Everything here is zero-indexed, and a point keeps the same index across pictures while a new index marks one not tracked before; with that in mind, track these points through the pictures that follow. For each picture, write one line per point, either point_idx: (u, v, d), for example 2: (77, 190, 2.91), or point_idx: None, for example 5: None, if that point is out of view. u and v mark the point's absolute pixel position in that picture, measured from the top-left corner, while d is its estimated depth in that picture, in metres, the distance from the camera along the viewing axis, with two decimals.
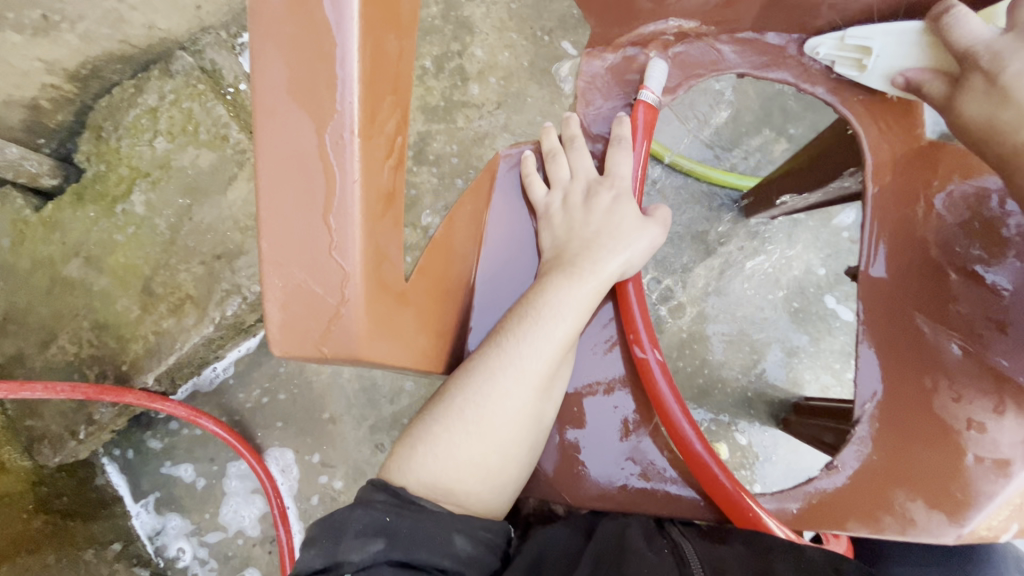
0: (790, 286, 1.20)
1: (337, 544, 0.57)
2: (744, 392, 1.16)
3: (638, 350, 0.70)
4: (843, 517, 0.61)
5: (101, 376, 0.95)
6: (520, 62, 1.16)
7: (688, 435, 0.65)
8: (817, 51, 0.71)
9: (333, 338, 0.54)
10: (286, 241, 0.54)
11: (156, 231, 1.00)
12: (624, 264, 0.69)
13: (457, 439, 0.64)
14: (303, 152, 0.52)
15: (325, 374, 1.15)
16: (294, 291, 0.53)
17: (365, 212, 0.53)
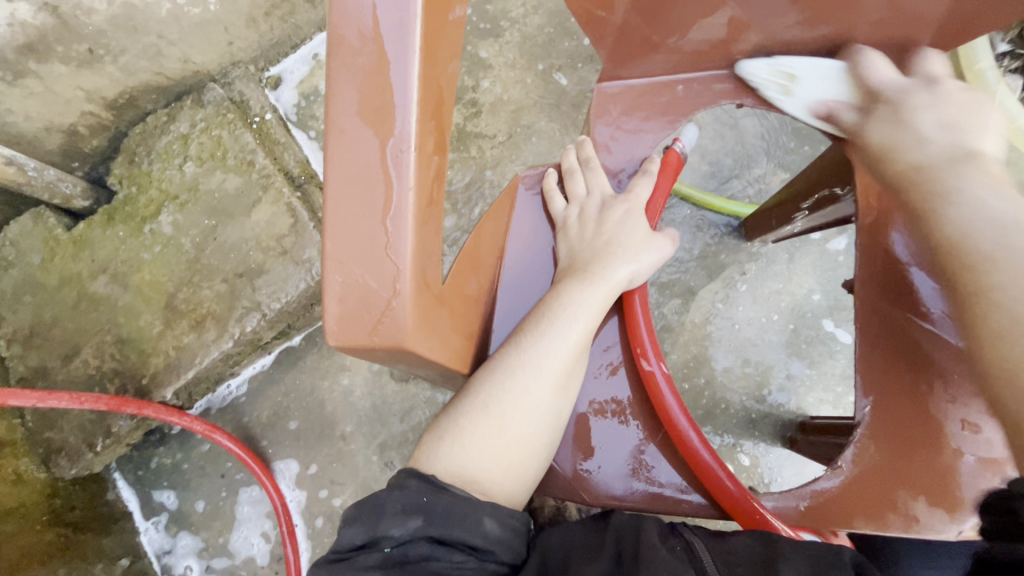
0: (791, 308, 1.05)
1: (379, 521, 0.49)
2: (746, 412, 1.02)
3: (643, 363, 0.58)
4: (851, 516, 0.54)
5: (123, 390, 0.99)
6: (531, 96, 1.16)
7: (693, 443, 0.55)
8: (750, 76, 0.66)
9: (383, 326, 0.38)
10: (341, 242, 0.38)
11: (183, 249, 1.02)
12: (630, 273, 0.57)
13: (483, 434, 0.54)
14: (360, 156, 0.38)
15: (338, 389, 1.10)
16: (348, 290, 0.38)
17: (418, 216, 0.38)
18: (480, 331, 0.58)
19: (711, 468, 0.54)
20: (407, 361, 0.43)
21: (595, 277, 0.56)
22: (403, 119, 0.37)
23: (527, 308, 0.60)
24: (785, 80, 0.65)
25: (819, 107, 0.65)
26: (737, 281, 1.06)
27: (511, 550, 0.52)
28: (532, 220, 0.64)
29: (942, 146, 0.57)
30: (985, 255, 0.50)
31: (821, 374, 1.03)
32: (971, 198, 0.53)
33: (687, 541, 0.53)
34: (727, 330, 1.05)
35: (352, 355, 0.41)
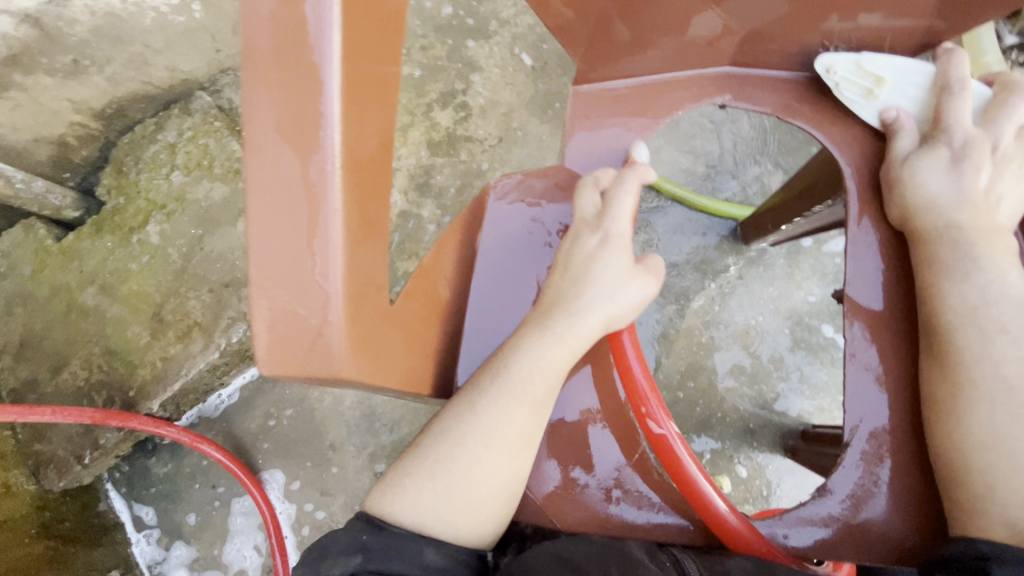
0: (791, 314, 1.02)
1: (319, 564, 0.47)
2: (744, 421, 0.99)
3: (652, 425, 0.53)
4: (837, 546, 0.52)
5: (111, 401, 0.99)
6: (522, 98, 1.14)
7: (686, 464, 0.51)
8: (831, 70, 0.61)
9: (315, 355, 0.36)
10: (268, 266, 0.36)
11: (169, 260, 1.01)
12: (606, 320, 0.53)
13: (446, 464, 0.51)
14: (285, 176, 0.36)
15: (328, 399, 1.09)
16: (276, 316, 0.36)
17: (348, 236, 0.36)
18: (446, 348, 0.56)
19: (710, 499, 0.51)
20: (354, 388, 0.41)
21: (571, 310, 0.53)
22: (327, 136, 0.35)
23: (501, 317, 0.58)
24: (870, 84, 0.60)
25: (892, 112, 0.59)
26: (732, 285, 1.03)
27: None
28: (503, 229, 0.60)
29: (971, 207, 0.53)
30: (998, 325, 0.49)
31: (821, 382, 1.00)
32: (992, 265, 0.51)
33: (677, 559, 0.50)
34: (723, 337, 1.01)
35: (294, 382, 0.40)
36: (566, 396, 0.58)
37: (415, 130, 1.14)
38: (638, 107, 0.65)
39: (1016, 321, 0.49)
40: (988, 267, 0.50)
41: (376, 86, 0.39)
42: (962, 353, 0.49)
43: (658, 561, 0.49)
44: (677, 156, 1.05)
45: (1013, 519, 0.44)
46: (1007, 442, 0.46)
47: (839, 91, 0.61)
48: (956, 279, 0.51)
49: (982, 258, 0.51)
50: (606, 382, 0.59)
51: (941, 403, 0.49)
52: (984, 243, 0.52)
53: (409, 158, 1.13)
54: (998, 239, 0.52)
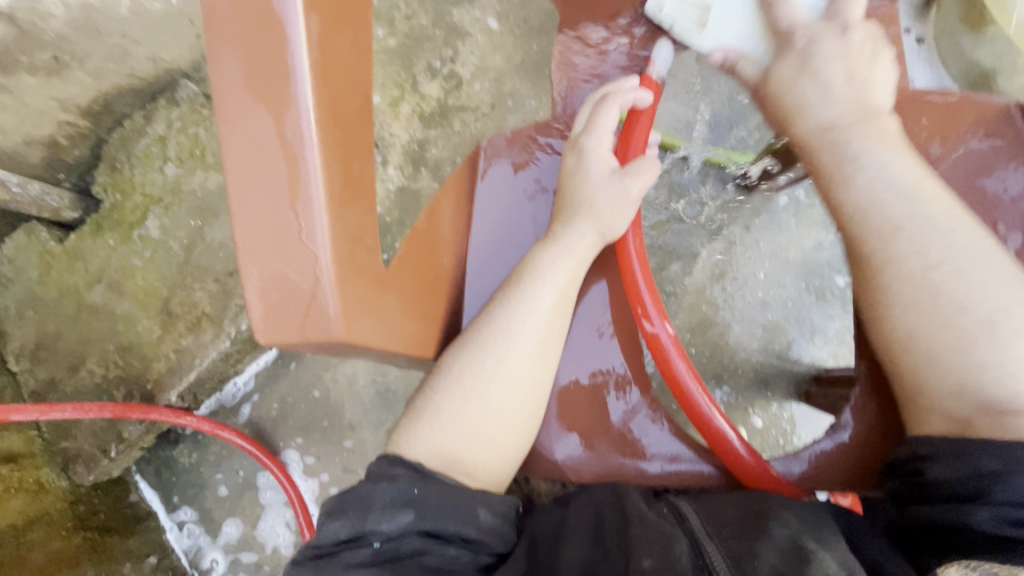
0: (799, 262, 1.00)
1: (367, 516, 0.47)
2: (757, 372, 0.98)
3: (646, 325, 0.54)
4: (847, 476, 0.58)
5: (130, 395, 1.00)
6: (511, 62, 1.12)
7: (694, 398, 0.53)
8: (661, 11, 0.65)
9: (311, 318, 0.35)
10: (251, 232, 0.36)
11: (172, 253, 1.01)
12: (598, 228, 0.55)
13: (462, 414, 0.52)
14: (260, 137, 0.35)
15: (341, 380, 1.09)
16: (267, 281, 0.35)
17: (333, 197, 0.35)
18: (449, 308, 0.56)
19: (722, 433, 0.52)
20: (352, 352, 0.41)
21: (574, 253, 0.55)
22: (299, 93, 0.34)
23: (501, 271, 0.58)
24: (700, 14, 0.65)
25: (719, 54, 0.65)
26: (739, 237, 1.01)
27: (506, 539, 0.51)
28: (495, 188, 0.60)
29: (844, 104, 0.58)
30: (893, 225, 0.54)
31: (831, 329, 0.99)
32: (877, 162, 0.55)
33: (673, 503, 0.52)
34: (732, 289, 1.00)
35: (287, 348, 0.39)
36: (577, 344, 0.60)
37: (405, 104, 1.09)
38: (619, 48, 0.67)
39: (938, 225, 0.52)
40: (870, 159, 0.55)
41: (349, 47, 0.39)
42: (871, 264, 0.54)
43: (653, 506, 0.51)
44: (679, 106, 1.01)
45: (952, 412, 0.49)
46: (921, 338, 0.51)
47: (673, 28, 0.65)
48: (845, 183, 0.56)
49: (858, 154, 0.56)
50: (620, 332, 0.60)
51: (871, 317, 0.55)
52: (861, 142, 0.56)
53: (402, 134, 1.08)
54: (885, 138, 0.56)
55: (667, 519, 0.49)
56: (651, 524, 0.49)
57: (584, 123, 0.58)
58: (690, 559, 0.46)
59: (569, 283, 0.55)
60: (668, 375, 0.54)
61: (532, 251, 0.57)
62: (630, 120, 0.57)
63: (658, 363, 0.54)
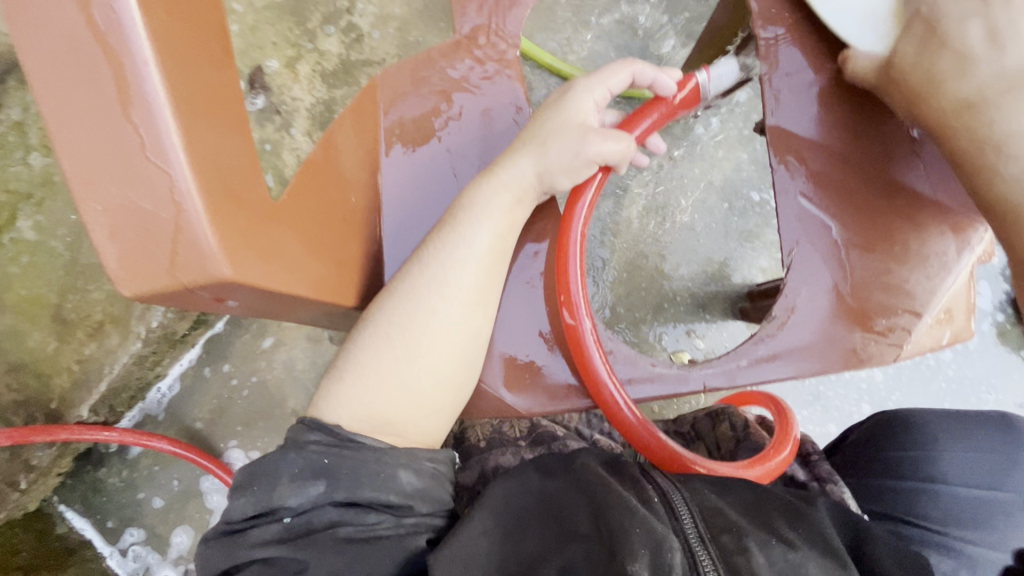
0: (723, 184, 1.02)
1: (273, 490, 0.44)
2: (694, 296, 1.01)
3: (567, 316, 0.51)
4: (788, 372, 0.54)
5: (31, 419, 0.88)
6: (413, 10, 1.06)
7: (599, 374, 0.50)
8: None
9: (178, 253, 0.30)
10: (88, 158, 0.30)
11: (55, 255, 0.87)
12: (538, 167, 0.51)
13: (387, 369, 0.50)
14: (66, 34, 0.28)
15: (278, 366, 1.03)
16: (116, 217, 0.30)
17: (179, 105, 0.30)
18: (367, 255, 0.52)
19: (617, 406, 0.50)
20: (249, 299, 0.37)
21: (503, 182, 0.51)
22: None
23: (427, 215, 0.54)
24: None
25: (845, 54, 0.55)
26: (664, 167, 1.01)
27: (432, 500, 0.48)
28: (408, 120, 0.56)
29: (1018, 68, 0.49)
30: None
31: (759, 244, 1.02)
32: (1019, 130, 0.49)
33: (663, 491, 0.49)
34: (661, 219, 1.01)
35: (162, 302, 0.34)
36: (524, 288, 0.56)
37: (304, 64, 0.98)
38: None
39: None
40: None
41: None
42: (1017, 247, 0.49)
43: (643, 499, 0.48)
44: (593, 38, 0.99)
45: None
46: None
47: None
48: (990, 160, 0.50)
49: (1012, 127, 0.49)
50: (547, 270, 0.56)
51: None
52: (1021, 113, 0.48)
53: (305, 96, 0.97)
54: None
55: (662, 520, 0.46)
56: (645, 523, 0.45)
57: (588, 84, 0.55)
58: (682, 564, 0.43)
59: (499, 214, 0.52)
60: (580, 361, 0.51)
61: (467, 189, 0.53)
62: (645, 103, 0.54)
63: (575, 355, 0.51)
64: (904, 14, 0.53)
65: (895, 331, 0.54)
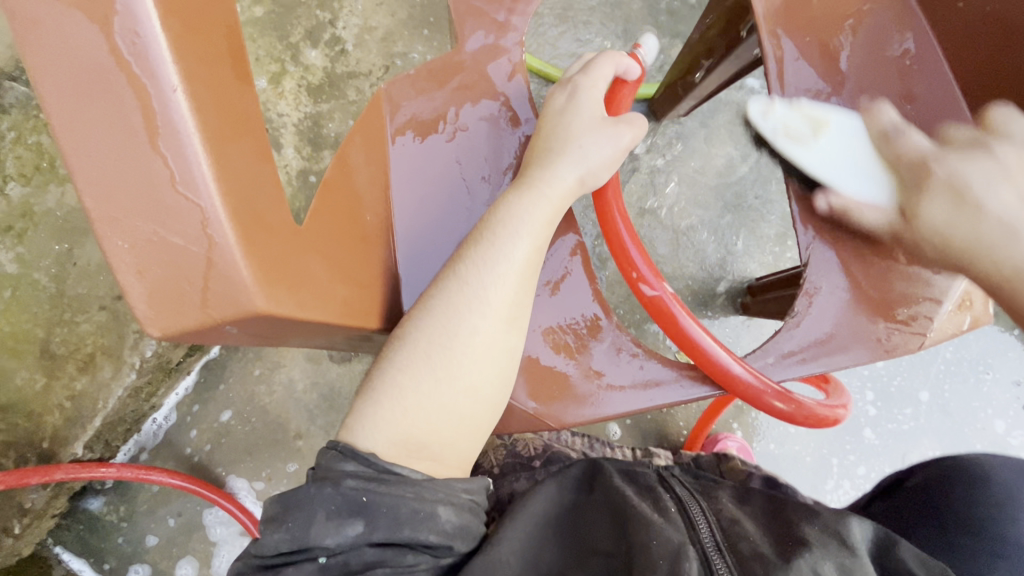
0: (719, 181, 1.02)
1: (310, 526, 0.42)
2: (696, 293, 1.01)
3: (647, 288, 0.50)
4: (823, 362, 0.55)
5: (22, 460, 0.84)
6: (397, 18, 1.03)
7: (693, 329, 0.50)
8: (768, 112, 0.59)
9: (212, 289, 0.29)
10: (113, 193, 0.28)
11: (40, 287, 0.85)
12: (579, 174, 0.51)
13: (423, 388, 0.49)
14: (91, 64, 0.27)
15: (278, 390, 1.00)
16: (146, 253, 0.28)
17: (208, 132, 0.29)
18: (386, 272, 0.51)
19: (718, 358, 0.50)
20: (278, 331, 0.36)
21: (529, 187, 0.51)
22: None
23: (446, 231, 0.54)
24: (811, 125, 0.57)
25: (822, 201, 0.55)
26: (658, 167, 1.01)
27: (471, 537, 0.47)
28: (421, 131, 0.55)
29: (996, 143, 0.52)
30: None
31: (757, 239, 1.02)
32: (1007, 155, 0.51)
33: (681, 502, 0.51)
34: (657, 219, 1.01)
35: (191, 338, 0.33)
36: (544, 304, 0.57)
37: (289, 81, 0.98)
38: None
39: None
40: (982, 174, 0.51)
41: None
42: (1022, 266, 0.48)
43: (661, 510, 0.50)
44: (582, 41, 0.98)
45: None
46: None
47: (782, 133, 0.57)
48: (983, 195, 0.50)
49: (973, 185, 0.51)
50: (569, 282, 0.57)
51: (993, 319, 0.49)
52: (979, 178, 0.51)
53: (291, 113, 0.96)
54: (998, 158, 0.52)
55: (680, 530, 0.48)
56: (666, 533, 0.47)
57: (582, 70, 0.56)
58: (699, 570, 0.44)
59: (530, 229, 0.50)
60: (672, 331, 0.50)
61: (499, 200, 0.52)
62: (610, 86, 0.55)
63: (659, 324, 0.51)
64: (907, 177, 0.54)
65: (918, 320, 0.55)
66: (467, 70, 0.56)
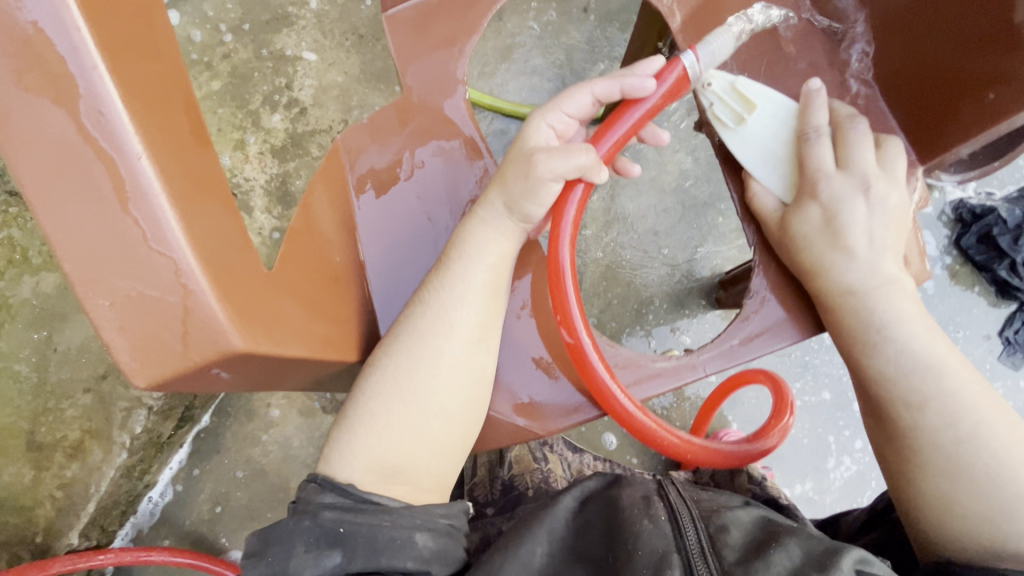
0: (675, 186, 1.07)
1: (289, 560, 0.44)
2: (671, 295, 1.04)
3: (567, 334, 0.52)
4: (774, 338, 0.58)
5: (16, 559, 0.83)
6: (351, 74, 1.07)
7: (606, 383, 0.52)
8: (709, 85, 0.59)
9: (191, 338, 0.31)
10: (91, 258, 0.30)
11: (20, 378, 0.84)
12: (506, 200, 0.52)
13: (396, 414, 0.50)
14: (57, 143, 0.29)
15: (274, 449, 0.99)
16: (125, 310, 0.30)
17: (174, 191, 0.31)
18: (361, 306, 0.54)
19: (632, 412, 0.52)
20: (263, 372, 0.38)
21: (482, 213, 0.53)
22: (90, 77, 0.28)
23: (414, 259, 0.57)
24: (741, 109, 0.59)
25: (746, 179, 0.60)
26: (616, 180, 1.06)
27: (449, 561, 0.47)
28: (379, 171, 0.58)
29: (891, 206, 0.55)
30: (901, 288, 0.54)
31: (719, 235, 1.06)
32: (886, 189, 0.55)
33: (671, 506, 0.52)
34: (623, 229, 1.05)
35: (173, 389, 0.35)
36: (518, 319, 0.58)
37: (253, 145, 1.02)
38: (447, 22, 0.61)
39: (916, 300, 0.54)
40: (883, 213, 0.53)
41: (125, 12, 0.32)
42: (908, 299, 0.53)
43: (652, 516, 0.51)
44: (526, 75, 1.04)
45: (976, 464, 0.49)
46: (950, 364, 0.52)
47: (714, 110, 0.60)
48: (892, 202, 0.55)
49: (841, 197, 0.54)
50: (533, 304, 0.58)
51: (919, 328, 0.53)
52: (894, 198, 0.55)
53: (258, 176, 1.01)
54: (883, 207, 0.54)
55: (667, 536, 0.49)
56: (649, 541, 0.48)
57: (565, 100, 0.54)
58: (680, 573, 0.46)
59: (486, 252, 0.53)
60: (591, 384, 0.52)
61: (461, 224, 0.55)
62: (620, 109, 0.52)
63: (582, 374, 0.53)
64: (797, 177, 0.58)
65: None
66: (422, 107, 0.60)
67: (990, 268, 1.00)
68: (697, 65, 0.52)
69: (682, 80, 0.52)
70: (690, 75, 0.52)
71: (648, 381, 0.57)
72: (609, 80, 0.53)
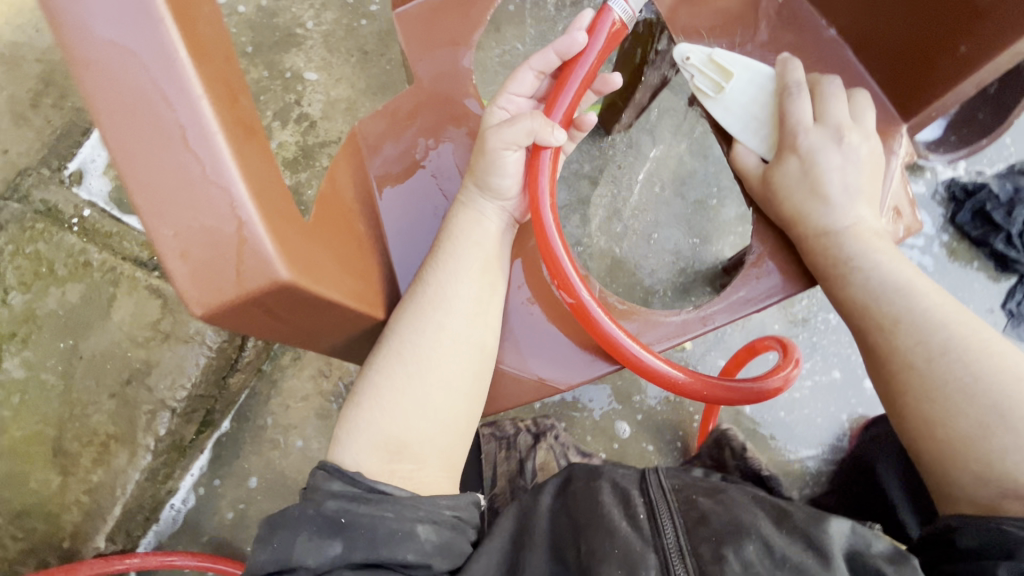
0: (674, 179, 1.11)
1: (294, 546, 0.46)
2: (677, 284, 1.06)
3: (567, 294, 0.55)
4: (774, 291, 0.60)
5: (44, 564, 0.85)
6: (357, 87, 1.12)
7: (614, 332, 0.54)
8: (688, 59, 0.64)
9: (245, 268, 0.34)
10: (155, 193, 0.33)
11: (47, 387, 0.88)
12: (475, 184, 0.56)
13: (399, 387, 0.53)
14: (125, 85, 0.32)
15: (294, 451, 0.98)
16: (187, 240, 0.33)
17: (230, 133, 0.34)
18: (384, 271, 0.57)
19: (643, 358, 0.54)
20: (298, 315, 0.41)
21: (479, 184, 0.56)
22: (156, 28, 0.32)
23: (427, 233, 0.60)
24: (719, 79, 0.63)
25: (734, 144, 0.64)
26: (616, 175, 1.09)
27: (450, 556, 0.49)
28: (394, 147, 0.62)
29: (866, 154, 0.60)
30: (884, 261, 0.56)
31: (718, 224, 1.09)
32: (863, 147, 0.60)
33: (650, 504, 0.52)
34: (626, 222, 1.08)
35: (219, 325, 0.38)
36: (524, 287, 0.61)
37: None
38: (451, 11, 0.65)
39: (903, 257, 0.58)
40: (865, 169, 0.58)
41: None
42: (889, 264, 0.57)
43: (631, 515, 0.51)
44: None
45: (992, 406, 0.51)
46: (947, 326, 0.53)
47: (694, 82, 0.64)
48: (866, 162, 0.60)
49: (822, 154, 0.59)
50: (531, 275, 0.61)
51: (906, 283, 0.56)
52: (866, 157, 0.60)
53: None
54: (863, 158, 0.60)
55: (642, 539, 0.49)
56: (624, 543, 0.49)
57: (514, 79, 0.58)
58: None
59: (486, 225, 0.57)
60: (599, 336, 0.55)
61: (455, 203, 0.58)
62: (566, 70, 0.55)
63: (590, 328, 0.55)
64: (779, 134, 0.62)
65: None
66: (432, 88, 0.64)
67: (986, 241, 1.02)
68: (628, 11, 0.54)
69: (615, 29, 0.54)
70: (624, 22, 0.54)
71: (656, 334, 0.60)
72: (545, 52, 0.57)
